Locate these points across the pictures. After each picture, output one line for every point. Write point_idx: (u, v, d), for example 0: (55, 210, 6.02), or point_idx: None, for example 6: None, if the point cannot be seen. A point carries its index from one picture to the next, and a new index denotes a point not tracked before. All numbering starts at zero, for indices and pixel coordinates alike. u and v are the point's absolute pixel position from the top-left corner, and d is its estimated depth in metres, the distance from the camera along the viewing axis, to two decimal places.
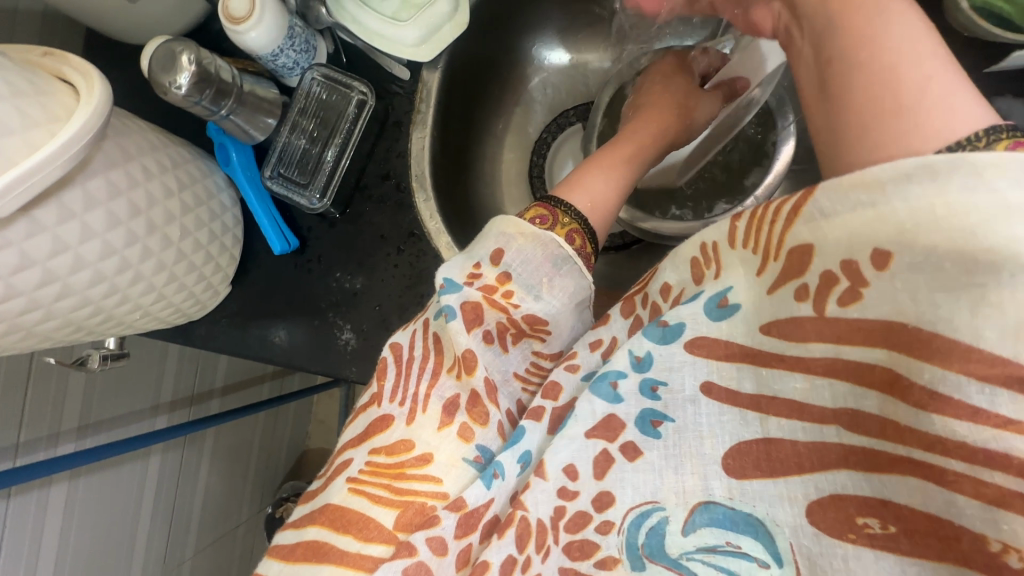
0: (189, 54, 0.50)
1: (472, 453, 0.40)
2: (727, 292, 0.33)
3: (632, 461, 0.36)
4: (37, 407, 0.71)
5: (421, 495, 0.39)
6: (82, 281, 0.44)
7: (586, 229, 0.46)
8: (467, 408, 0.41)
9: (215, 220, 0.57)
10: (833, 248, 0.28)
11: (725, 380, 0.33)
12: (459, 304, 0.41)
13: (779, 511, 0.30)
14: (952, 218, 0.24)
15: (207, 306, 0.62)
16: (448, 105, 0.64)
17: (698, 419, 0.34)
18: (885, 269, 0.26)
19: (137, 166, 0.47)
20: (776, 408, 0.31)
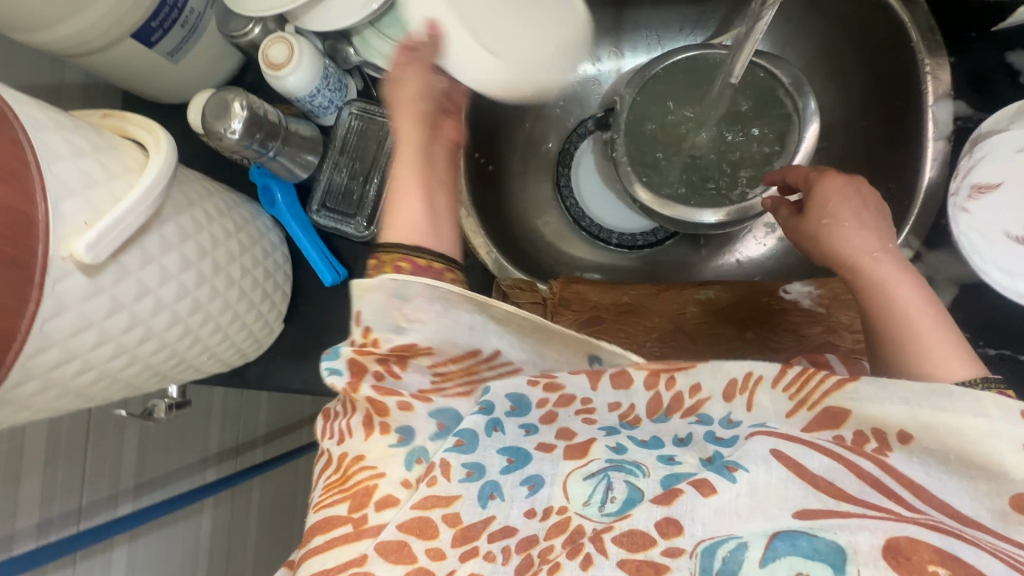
0: (240, 100, 0.52)
1: (397, 436, 0.36)
2: (763, 422, 0.34)
3: (705, 497, 0.30)
4: (96, 469, 0.71)
5: (364, 481, 0.35)
6: (161, 323, 0.45)
7: (410, 250, 0.42)
8: (378, 412, 0.36)
9: (268, 258, 0.59)
10: (868, 415, 0.32)
11: (793, 451, 0.31)
12: (342, 364, 0.37)
13: (861, 538, 0.27)
14: (967, 440, 0.29)
15: (263, 345, 0.63)
16: (476, 126, 0.67)
17: (773, 480, 0.30)
18: (906, 445, 0.31)
19: (200, 211, 0.49)
20: (840, 484, 0.30)
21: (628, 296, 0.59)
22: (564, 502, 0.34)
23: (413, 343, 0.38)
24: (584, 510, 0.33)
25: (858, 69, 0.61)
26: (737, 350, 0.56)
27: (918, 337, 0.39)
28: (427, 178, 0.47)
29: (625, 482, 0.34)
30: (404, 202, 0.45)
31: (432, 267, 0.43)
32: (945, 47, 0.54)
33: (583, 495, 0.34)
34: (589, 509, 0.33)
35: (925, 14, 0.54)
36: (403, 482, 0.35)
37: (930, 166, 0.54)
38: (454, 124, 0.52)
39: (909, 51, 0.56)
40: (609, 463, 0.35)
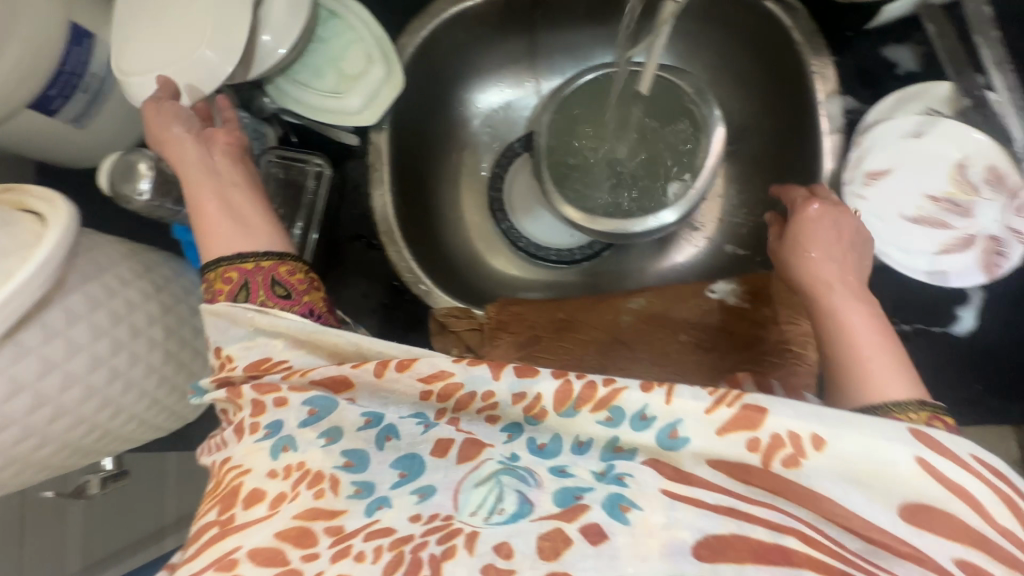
0: (146, 161, 0.52)
1: (263, 429, 0.37)
2: (677, 420, 0.32)
3: (596, 546, 0.30)
4: (36, 555, 0.68)
5: (232, 481, 0.36)
6: (74, 398, 0.43)
7: (239, 258, 0.44)
8: (249, 413, 0.38)
9: (196, 314, 0.58)
10: (783, 417, 0.31)
11: (681, 487, 0.31)
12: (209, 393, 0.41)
13: None
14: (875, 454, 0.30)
15: (202, 403, 0.62)
16: (401, 160, 0.68)
17: (670, 516, 0.30)
18: (820, 450, 0.31)
19: (112, 276, 0.48)
20: (740, 511, 0.31)
21: (562, 312, 0.60)
22: (451, 509, 0.33)
23: (265, 358, 0.41)
24: (471, 519, 0.32)
25: (758, 71, 0.64)
26: (673, 352, 0.57)
27: (858, 356, 0.41)
28: (216, 183, 0.48)
29: (517, 493, 0.32)
30: (206, 211, 0.47)
31: (263, 266, 0.44)
32: (829, 47, 0.58)
33: (471, 504, 0.33)
34: (475, 518, 0.32)
35: (806, 20, 0.58)
36: (267, 472, 0.35)
37: (830, 158, 0.57)
38: (228, 133, 0.52)
39: (798, 52, 0.59)
40: (501, 465, 0.34)
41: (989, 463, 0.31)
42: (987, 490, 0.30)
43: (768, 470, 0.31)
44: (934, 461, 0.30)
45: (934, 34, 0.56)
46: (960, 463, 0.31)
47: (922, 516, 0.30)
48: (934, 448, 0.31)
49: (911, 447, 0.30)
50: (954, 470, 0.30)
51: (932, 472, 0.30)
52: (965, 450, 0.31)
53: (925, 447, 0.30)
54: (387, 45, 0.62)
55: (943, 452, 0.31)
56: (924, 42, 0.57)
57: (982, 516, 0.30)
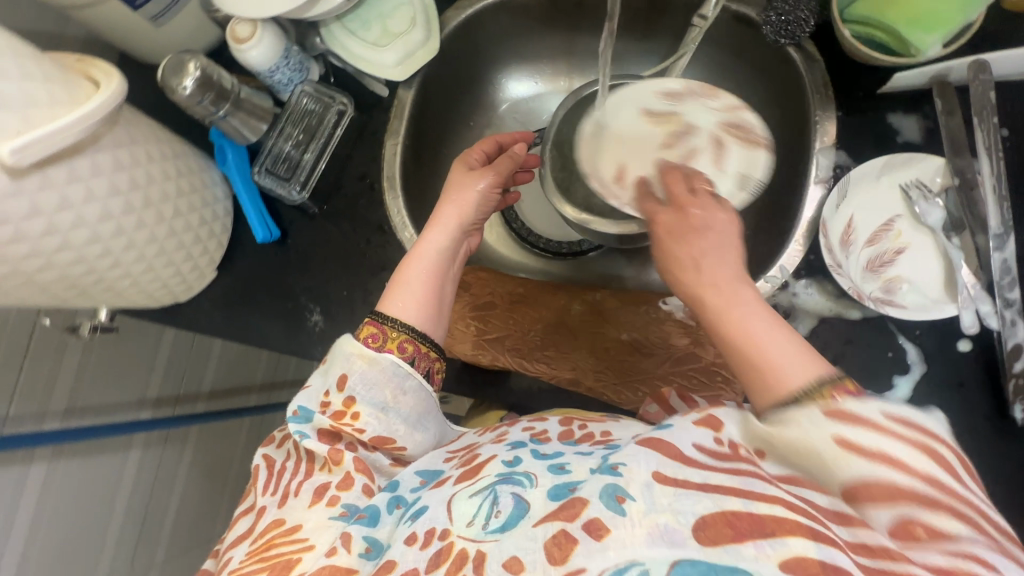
0: (196, 62, 0.60)
1: (339, 510, 0.43)
2: (661, 422, 0.35)
3: (598, 541, 0.30)
4: (30, 383, 0.77)
5: (289, 554, 0.41)
6: (81, 238, 0.51)
7: (416, 335, 0.51)
8: (336, 483, 0.45)
9: (207, 207, 0.65)
10: (741, 425, 0.33)
11: (669, 468, 0.31)
12: (314, 428, 0.46)
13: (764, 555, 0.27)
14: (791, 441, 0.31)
15: (193, 288, 0.69)
16: (422, 121, 0.74)
17: (657, 504, 0.30)
18: (762, 457, 0.33)
19: (142, 150, 0.56)
20: (723, 486, 0.30)
21: (520, 291, 0.64)
22: (449, 525, 0.37)
23: (387, 437, 0.47)
24: (466, 529, 0.36)
25: (775, 114, 0.67)
26: (612, 348, 0.60)
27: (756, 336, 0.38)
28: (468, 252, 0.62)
29: (512, 495, 0.37)
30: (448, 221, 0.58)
31: (428, 354, 0.52)
32: (837, 103, 0.60)
33: (469, 514, 0.37)
34: (473, 528, 0.36)
35: (822, 72, 0.60)
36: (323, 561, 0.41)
37: (810, 207, 0.58)
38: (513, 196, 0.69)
39: (808, 100, 0.61)
40: (499, 477, 0.40)
41: (904, 418, 0.29)
42: (913, 451, 0.28)
43: (740, 454, 0.32)
44: (852, 438, 0.29)
45: (940, 108, 0.56)
46: (876, 428, 0.29)
47: (861, 493, 0.29)
48: (846, 420, 0.30)
49: (824, 430, 0.30)
50: (873, 438, 0.29)
51: (853, 449, 0.29)
52: (876, 412, 0.30)
53: (839, 423, 0.30)
54: (432, 14, 0.68)
55: (859, 423, 0.29)
56: (930, 117, 0.57)
57: (909, 476, 0.28)
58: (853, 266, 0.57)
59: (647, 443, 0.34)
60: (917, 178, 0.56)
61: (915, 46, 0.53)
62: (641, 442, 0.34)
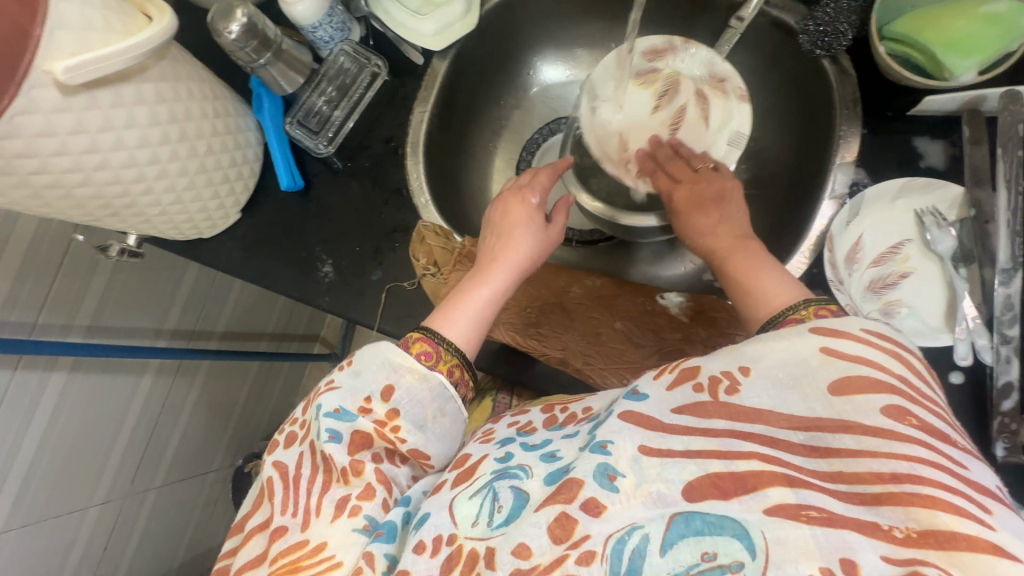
0: (243, 9, 0.62)
1: (362, 523, 0.46)
2: (636, 391, 0.43)
3: (597, 518, 0.37)
4: (59, 296, 0.83)
5: (318, 572, 0.44)
6: (118, 160, 0.55)
7: (465, 363, 0.53)
8: (358, 494, 0.47)
9: (238, 150, 0.68)
10: (712, 366, 0.41)
11: (652, 439, 0.39)
12: (349, 432, 0.47)
13: (745, 505, 0.34)
14: (776, 349, 0.40)
15: (218, 225, 0.73)
16: (453, 93, 0.76)
17: (646, 479, 0.37)
18: (748, 374, 0.39)
19: (184, 86, 0.59)
20: (705, 449, 0.37)
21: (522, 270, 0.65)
22: (455, 530, 0.43)
23: (417, 449, 0.50)
24: (471, 529, 0.42)
25: (801, 125, 0.67)
26: (603, 334, 0.61)
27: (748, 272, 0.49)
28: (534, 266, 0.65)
29: (510, 488, 0.44)
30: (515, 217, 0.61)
31: (466, 381, 0.54)
32: (863, 119, 0.59)
33: (472, 516, 0.43)
34: (478, 527, 0.42)
35: (854, 86, 0.59)
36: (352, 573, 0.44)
37: (821, 219, 0.58)
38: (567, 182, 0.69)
39: (834, 115, 0.61)
40: (494, 474, 0.46)
41: (875, 333, 0.39)
42: (887, 356, 0.37)
43: (717, 402, 0.39)
44: (837, 347, 0.38)
45: (967, 136, 0.55)
46: (853, 336, 0.38)
47: (848, 388, 0.36)
48: (831, 334, 0.39)
49: (815, 341, 0.39)
50: (851, 346, 0.38)
51: (835, 355, 0.38)
52: (854, 327, 0.39)
53: (822, 335, 0.39)
54: None
55: (840, 335, 0.38)
56: (956, 144, 0.57)
57: (886, 372, 0.36)
58: (855, 285, 0.56)
59: (626, 417, 0.41)
60: (933, 206, 0.55)
61: (949, 70, 0.53)
62: (624, 416, 0.41)
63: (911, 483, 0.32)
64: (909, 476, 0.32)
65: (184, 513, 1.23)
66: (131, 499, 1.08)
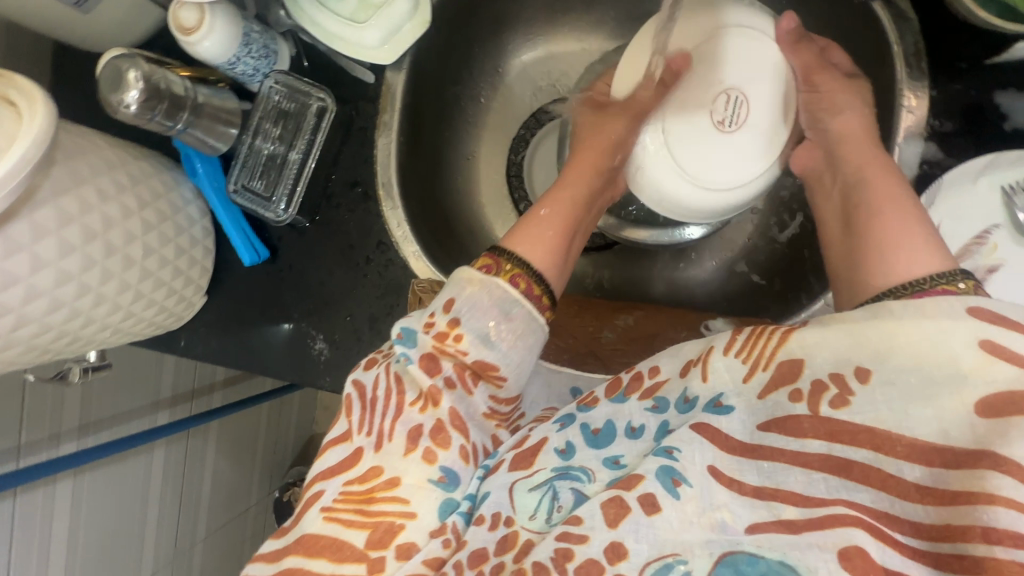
0: (136, 70, 0.49)
1: (437, 474, 0.40)
2: (718, 397, 0.37)
3: (648, 515, 0.34)
4: (36, 411, 0.74)
5: (390, 515, 0.38)
6: (38, 309, 0.45)
7: (531, 272, 0.44)
8: (432, 434, 0.40)
9: (182, 233, 0.57)
10: (821, 363, 0.34)
11: (729, 468, 0.34)
12: (417, 353, 0.41)
13: (815, 559, 0.30)
14: (909, 336, 0.32)
15: (184, 317, 0.62)
16: (417, 108, 0.63)
17: (713, 497, 0.34)
18: (867, 383, 0.32)
19: (92, 189, 0.47)
20: (783, 492, 0.32)
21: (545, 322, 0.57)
22: (512, 513, 0.39)
23: (488, 363, 0.41)
24: (529, 522, 0.38)
25: None
26: None
27: (889, 237, 0.39)
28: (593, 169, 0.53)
29: (571, 491, 0.38)
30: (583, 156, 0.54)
31: (541, 300, 0.44)
32: (929, 76, 0.48)
33: (530, 509, 0.38)
34: (535, 522, 0.38)
35: (914, 35, 0.48)
36: (428, 529, 0.39)
37: None
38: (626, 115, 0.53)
39: (890, 76, 0.49)
40: (555, 472, 0.39)
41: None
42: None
43: (814, 417, 0.33)
44: (1005, 343, 0.29)
45: None
46: (1021, 330, 0.30)
47: (999, 411, 0.28)
48: (995, 321, 0.30)
49: (976, 330, 0.30)
50: (1016, 342, 0.29)
51: (997, 355, 0.29)
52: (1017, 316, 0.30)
53: (988, 324, 0.30)
54: None
55: (1006, 325, 0.30)
56: None
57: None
58: None
59: (698, 429, 0.36)
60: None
61: None
62: (693, 426, 0.36)
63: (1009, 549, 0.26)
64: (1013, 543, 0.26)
65: (231, 555, 1.23)
66: (178, 561, 1.07)
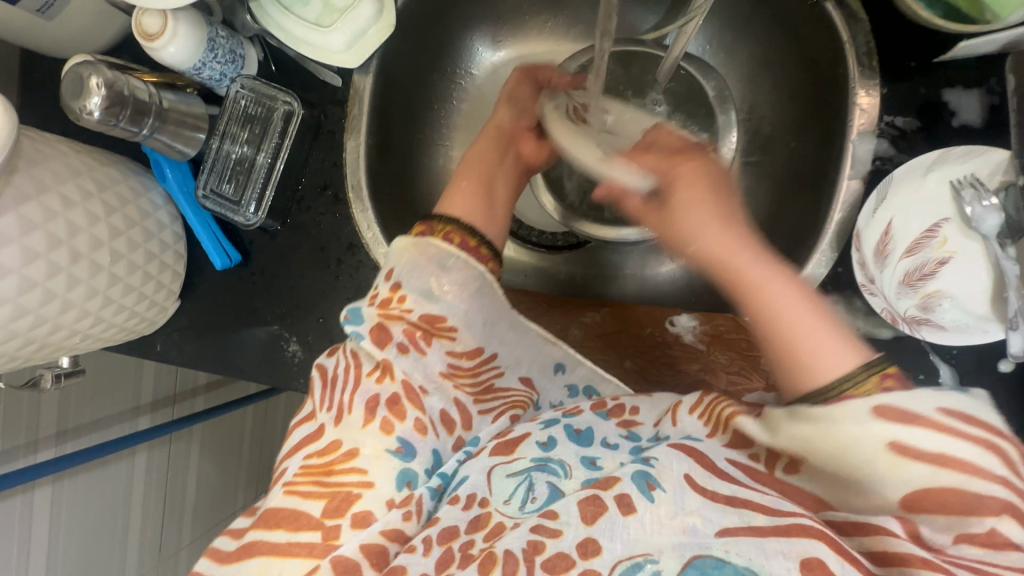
0: (98, 77, 0.49)
1: (394, 445, 0.40)
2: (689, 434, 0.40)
3: (624, 515, 0.35)
4: (11, 419, 0.74)
5: (348, 485, 0.38)
6: (3, 316, 0.45)
7: (462, 229, 0.49)
8: (388, 405, 0.41)
9: (152, 239, 0.57)
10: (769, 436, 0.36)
11: (702, 477, 0.35)
12: (366, 328, 0.43)
13: (774, 561, 0.30)
14: (831, 447, 0.33)
15: (157, 322, 0.62)
16: (386, 111, 0.63)
17: (684, 496, 0.34)
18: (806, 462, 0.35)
19: (56, 196, 0.48)
20: (752, 502, 0.33)
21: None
22: (488, 496, 0.39)
23: (438, 316, 0.45)
24: (503, 506, 0.39)
25: (797, 88, 0.56)
26: (613, 375, 0.54)
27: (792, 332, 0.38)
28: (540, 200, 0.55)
29: (547, 484, 0.39)
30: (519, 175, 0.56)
31: (479, 249, 0.49)
32: (880, 75, 0.49)
33: (506, 494, 0.39)
34: (509, 507, 0.38)
35: (866, 36, 0.49)
36: (386, 499, 0.39)
37: (839, 207, 0.50)
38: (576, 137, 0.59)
39: (843, 75, 0.51)
40: (534, 463, 0.40)
41: (957, 412, 0.31)
42: (981, 449, 0.30)
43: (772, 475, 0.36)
44: (910, 441, 0.31)
45: None
46: (930, 425, 0.31)
47: (922, 499, 0.31)
48: (899, 420, 0.31)
49: (881, 436, 0.31)
50: (928, 438, 0.31)
51: (907, 454, 0.31)
52: (929, 407, 0.31)
53: (891, 425, 0.31)
54: None
55: (911, 422, 0.31)
56: (994, 92, 0.47)
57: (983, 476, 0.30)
58: (887, 280, 0.50)
59: (677, 446, 0.38)
60: (970, 174, 0.48)
61: (994, 9, 0.44)
62: (673, 445, 0.38)
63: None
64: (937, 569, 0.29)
65: None
66: (163, 565, 1.07)
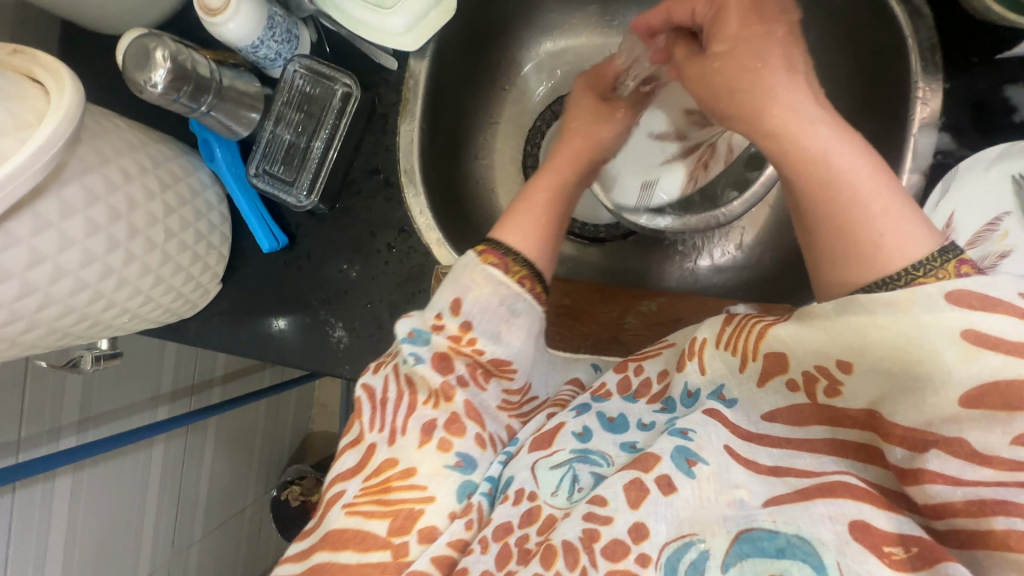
0: (162, 49, 0.48)
1: (454, 460, 0.40)
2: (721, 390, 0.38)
3: (666, 496, 0.34)
4: (37, 404, 0.72)
5: (409, 502, 0.39)
6: (63, 290, 0.44)
7: (534, 272, 0.45)
8: (445, 425, 0.41)
9: (201, 218, 0.56)
10: (803, 358, 0.35)
11: (743, 447, 0.35)
12: (430, 353, 0.41)
13: (823, 528, 0.30)
14: (884, 341, 0.31)
15: (198, 304, 0.61)
16: (438, 96, 0.63)
17: (728, 469, 0.35)
18: (851, 372, 0.33)
19: (116, 169, 0.46)
20: (795, 468, 0.34)
21: (569, 322, 0.59)
22: (535, 488, 0.39)
23: (503, 360, 0.43)
24: (551, 498, 0.38)
25: (852, 86, 0.57)
26: None
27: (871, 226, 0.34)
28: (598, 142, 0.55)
29: (590, 473, 0.39)
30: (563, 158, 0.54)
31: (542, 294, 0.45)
32: (943, 70, 0.50)
33: (552, 484, 0.39)
34: (558, 497, 0.38)
35: (929, 31, 0.50)
36: (448, 511, 0.39)
37: None
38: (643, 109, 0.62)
39: (905, 70, 0.51)
40: (574, 454, 0.40)
41: None
42: None
43: (817, 405, 0.35)
44: (984, 328, 0.28)
45: None
46: (1017, 312, 0.28)
47: (986, 398, 0.28)
48: (978, 305, 0.28)
49: (955, 321, 0.29)
50: (1011, 325, 0.28)
51: (982, 342, 0.28)
52: (1012, 293, 0.28)
53: (968, 311, 0.28)
54: None
55: (990, 308, 0.28)
56: None
57: None
58: None
59: (711, 414, 0.37)
60: None
61: None
62: (706, 412, 0.37)
63: (1006, 518, 0.27)
64: (1003, 511, 0.28)
65: (228, 554, 1.20)
66: (175, 560, 1.05)
